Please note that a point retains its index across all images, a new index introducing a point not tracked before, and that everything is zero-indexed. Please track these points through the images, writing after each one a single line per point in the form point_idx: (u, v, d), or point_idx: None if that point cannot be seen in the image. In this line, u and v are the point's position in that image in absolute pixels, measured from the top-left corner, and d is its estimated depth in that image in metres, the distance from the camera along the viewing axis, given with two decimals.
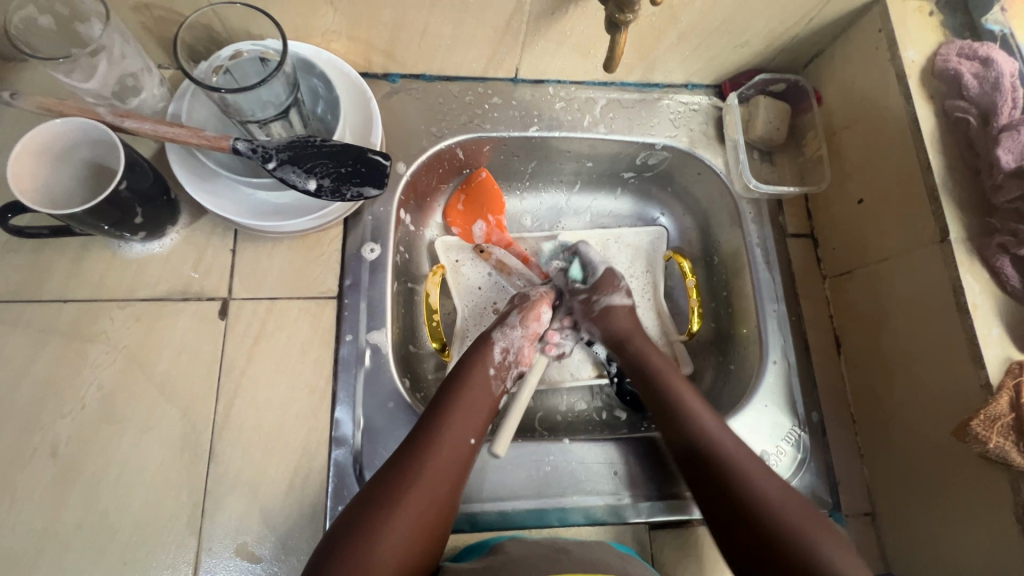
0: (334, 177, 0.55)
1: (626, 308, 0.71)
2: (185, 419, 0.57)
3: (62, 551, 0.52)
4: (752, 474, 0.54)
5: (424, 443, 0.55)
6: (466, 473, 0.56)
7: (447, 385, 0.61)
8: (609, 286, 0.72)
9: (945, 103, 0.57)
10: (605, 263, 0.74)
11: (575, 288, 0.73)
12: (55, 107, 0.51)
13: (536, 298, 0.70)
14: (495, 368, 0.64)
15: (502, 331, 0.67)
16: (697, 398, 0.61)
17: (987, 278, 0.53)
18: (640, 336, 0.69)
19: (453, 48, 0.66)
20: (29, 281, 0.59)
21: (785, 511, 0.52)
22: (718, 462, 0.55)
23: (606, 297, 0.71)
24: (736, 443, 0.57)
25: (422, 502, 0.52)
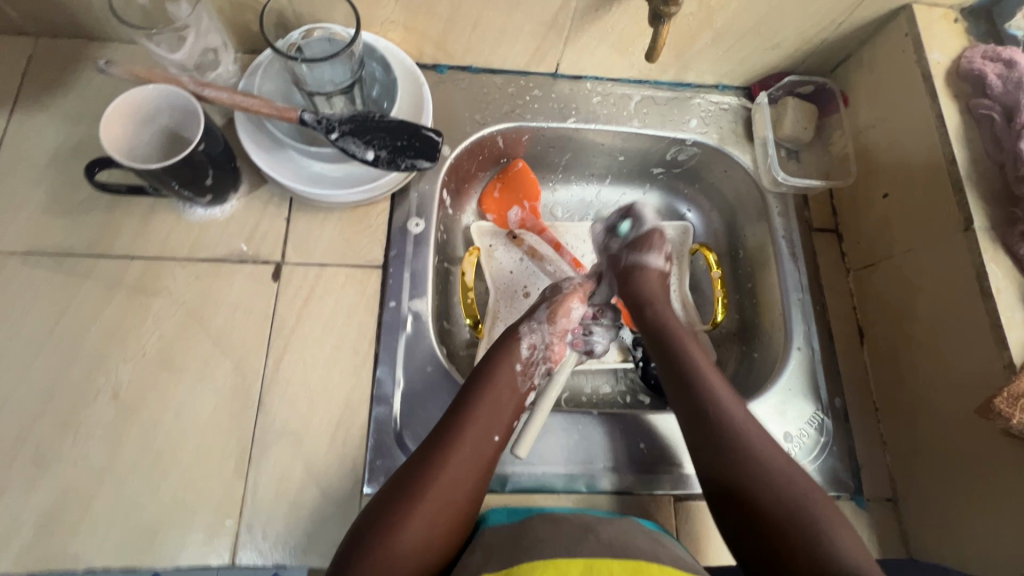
0: (391, 150, 0.59)
1: (659, 273, 0.73)
2: (236, 371, 0.60)
3: (119, 485, 0.55)
4: (767, 461, 0.55)
5: (448, 441, 0.56)
6: (489, 473, 0.57)
7: (473, 380, 0.61)
8: (647, 245, 0.74)
9: (969, 102, 0.60)
10: (654, 223, 0.77)
11: (613, 244, 0.77)
12: (144, 75, 0.56)
13: (566, 292, 0.71)
14: (522, 365, 0.64)
15: (529, 326, 0.67)
16: (719, 378, 0.62)
17: (1010, 265, 0.55)
18: (662, 302, 0.71)
19: (500, 42, 0.71)
20: (101, 237, 0.63)
21: (795, 496, 0.52)
22: (737, 452, 0.56)
23: (640, 255, 0.74)
24: (754, 426, 0.58)
25: (444, 496, 0.52)
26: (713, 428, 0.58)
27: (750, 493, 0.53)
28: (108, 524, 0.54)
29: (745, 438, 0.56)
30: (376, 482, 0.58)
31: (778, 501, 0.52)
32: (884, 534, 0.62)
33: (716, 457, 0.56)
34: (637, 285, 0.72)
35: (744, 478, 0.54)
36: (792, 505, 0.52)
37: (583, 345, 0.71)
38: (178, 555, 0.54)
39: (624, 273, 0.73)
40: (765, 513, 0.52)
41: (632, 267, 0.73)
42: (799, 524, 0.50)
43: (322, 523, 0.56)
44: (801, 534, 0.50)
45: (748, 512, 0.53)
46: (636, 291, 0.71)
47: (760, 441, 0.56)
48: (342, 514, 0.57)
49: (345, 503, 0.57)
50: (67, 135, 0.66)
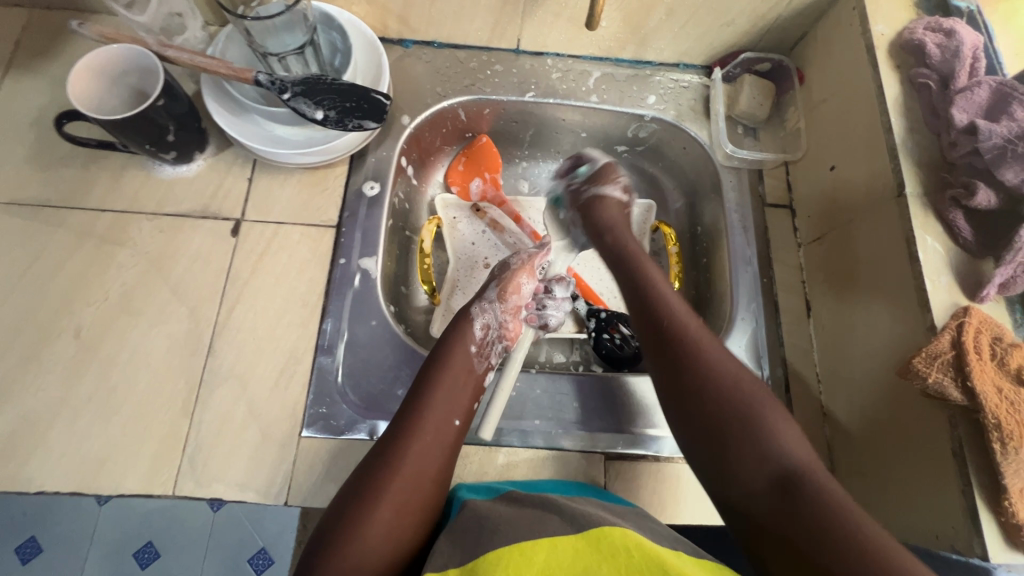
0: (339, 110, 0.63)
1: (619, 203, 0.74)
2: (191, 317, 0.64)
3: (75, 416, 0.59)
4: (719, 357, 0.55)
5: (407, 430, 0.54)
6: (453, 455, 0.56)
7: (428, 367, 0.60)
8: (603, 179, 0.75)
9: (910, 72, 0.60)
10: (607, 160, 0.78)
11: (575, 180, 0.77)
12: (112, 37, 0.60)
13: (514, 268, 0.71)
14: (476, 346, 0.63)
15: (481, 306, 0.67)
16: (670, 288, 0.63)
17: (941, 231, 0.55)
18: (623, 226, 0.72)
19: (459, 16, 0.74)
20: (74, 191, 0.67)
21: (744, 387, 0.53)
22: (681, 338, 0.57)
23: (600, 188, 0.74)
24: (708, 335, 0.58)
25: (410, 483, 0.51)
26: (676, 333, 0.58)
27: (703, 398, 0.53)
28: (62, 451, 0.58)
29: (695, 343, 0.57)
30: (314, 426, 0.60)
31: (737, 407, 0.52)
32: None
33: (676, 356, 0.56)
34: (597, 217, 0.73)
35: (699, 381, 0.54)
36: (743, 400, 0.52)
37: (537, 321, 0.71)
38: (124, 483, 0.57)
39: (581, 207, 0.74)
40: (718, 397, 0.53)
41: (592, 198, 0.74)
42: (749, 414, 0.51)
43: (260, 462, 0.59)
44: (749, 432, 0.50)
45: (699, 409, 0.53)
46: (595, 224, 0.72)
47: (733, 364, 0.55)
48: (280, 455, 0.59)
49: (283, 443, 0.60)
50: (52, 98, 0.71)
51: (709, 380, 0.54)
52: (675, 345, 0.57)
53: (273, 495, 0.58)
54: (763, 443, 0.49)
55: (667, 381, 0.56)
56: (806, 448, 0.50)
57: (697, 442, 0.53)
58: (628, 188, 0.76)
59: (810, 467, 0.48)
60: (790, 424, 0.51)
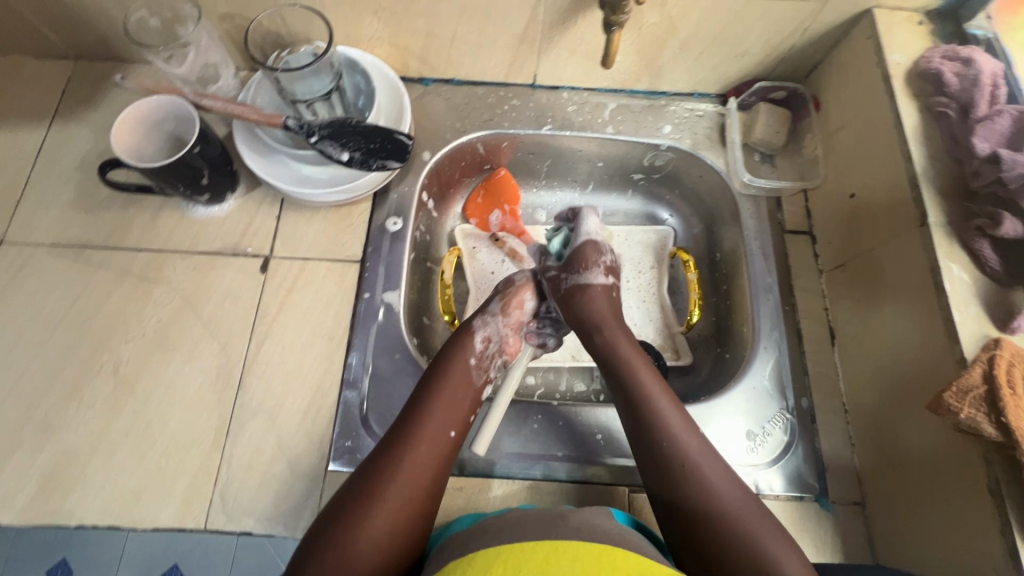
0: (364, 152, 0.66)
1: (602, 288, 0.67)
2: (222, 353, 0.66)
3: (113, 450, 0.61)
4: (718, 487, 0.53)
5: (405, 439, 0.55)
6: (448, 466, 0.57)
7: (427, 380, 0.60)
8: (583, 263, 0.67)
9: (928, 100, 0.60)
10: (592, 235, 0.69)
11: (547, 266, 0.70)
12: (152, 89, 0.64)
13: (519, 285, 0.69)
14: (476, 359, 0.63)
15: (483, 319, 0.66)
16: (669, 399, 0.59)
17: (967, 260, 0.54)
18: (613, 323, 0.65)
19: (478, 56, 0.76)
20: (115, 232, 0.71)
21: (733, 509, 0.51)
22: (685, 473, 0.53)
23: (580, 276, 0.67)
24: (709, 453, 0.55)
25: (404, 492, 0.52)
26: (678, 463, 0.54)
27: (701, 523, 0.51)
28: (100, 485, 0.60)
29: (692, 470, 0.54)
30: (340, 459, 0.61)
31: (736, 531, 0.50)
32: (851, 538, 0.60)
33: (677, 488, 0.53)
34: (582, 310, 0.65)
35: (699, 515, 0.51)
36: (745, 538, 0.50)
37: (536, 340, 0.70)
38: (158, 516, 0.59)
39: (565, 298, 0.66)
40: (716, 526, 0.51)
41: (575, 288, 0.66)
42: (749, 545, 0.49)
43: (288, 495, 0.60)
44: (744, 559, 0.49)
45: (698, 532, 0.51)
46: (581, 318, 0.65)
47: (733, 486, 0.53)
48: (307, 488, 0.60)
49: (310, 477, 0.61)
50: (95, 144, 0.75)
51: (708, 514, 0.51)
52: (682, 478, 0.53)
53: (300, 529, 0.59)
54: (763, 574, 0.48)
55: (668, 503, 0.54)
56: (805, 574, 0.48)
57: (695, 550, 0.51)
58: (614, 268, 0.69)
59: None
60: (793, 552, 0.49)
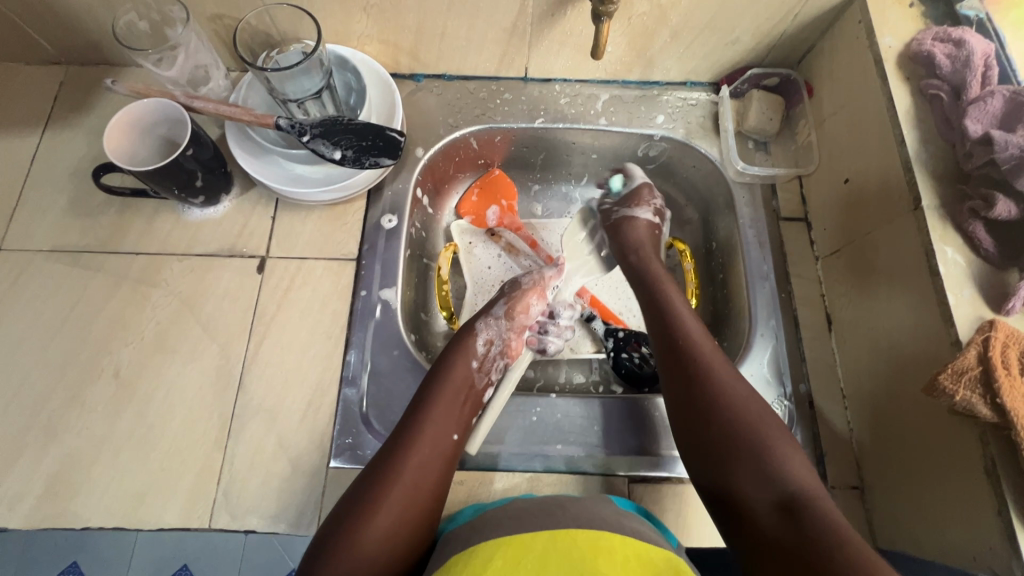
0: (356, 149, 0.66)
1: (648, 224, 0.78)
2: (222, 353, 0.66)
3: (116, 452, 0.62)
4: (737, 391, 0.57)
5: (409, 441, 0.57)
6: (450, 468, 0.58)
7: (429, 383, 0.62)
8: (636, 200, 0.80)
9: (921, 83, 0.60)
10: (645, 180, 0.83)
11: (604, 202, 0.83)
12: (144, 92, 0.64)
13: (524, 287, 0.74)
14: (478, 361, 0.66)
15: (485, 321, 0.70)
16: (691, 312, 0.66)
17: (961, 243, 0.54)
18: (648, 249, 0.75)
19: (468, 50, 0.76)
20: (111, 236, 0.71)
21: (750, 413, 0.55)
22: (705, 380, 0.58)
23: (632, 208, 0.79)
24: (733, 372, 0.59)
25: (408, 492, 0.54)
26: (694, 365, 0.59)
27: (709, 403, 0.56)
28: (105, 487, 0.60)
29: (709, 382, 0.57)
30: (341, 457, 0.62)
31: (750, 430, 0.54)
32: (849, 522, 0.61)
33: (688, 390, 0.58)
34: (626, 237, 0.77)
35: (716, 408, 0.56)
36: (752, 424, 0.55)
37: (536, 344, 0.72)
38: (162, 516, 0.59)
39: (615, 225, 0.79)
40: (734, 427, 0.55)
41: (621, 219, 0.79)
42: (758, 442, 0.53)
43: (291, 493, 0.61)
44: (755, 442, 0.53)
45: (711, 421, 0.56)
46: (624, 245, 0.76)
47: (757, 405, 0.56)
48: (309, 485, 0.61)
49: (312, 474, 0.61)
50: (89, 148, 0.75)
51: (717, 399, 0.56)
52: (702, 383, 0.58)
53: (304, 526, 0.59)
54: (765, 469, 0.52)
55: (683, 398, 0.58)
56: (807, 473, 0.52)
57: (711, 435, 0.55)
58: (660, 209, 0.80)
59: (808, 495, 0.50)
60: (790, 441, 0.54)
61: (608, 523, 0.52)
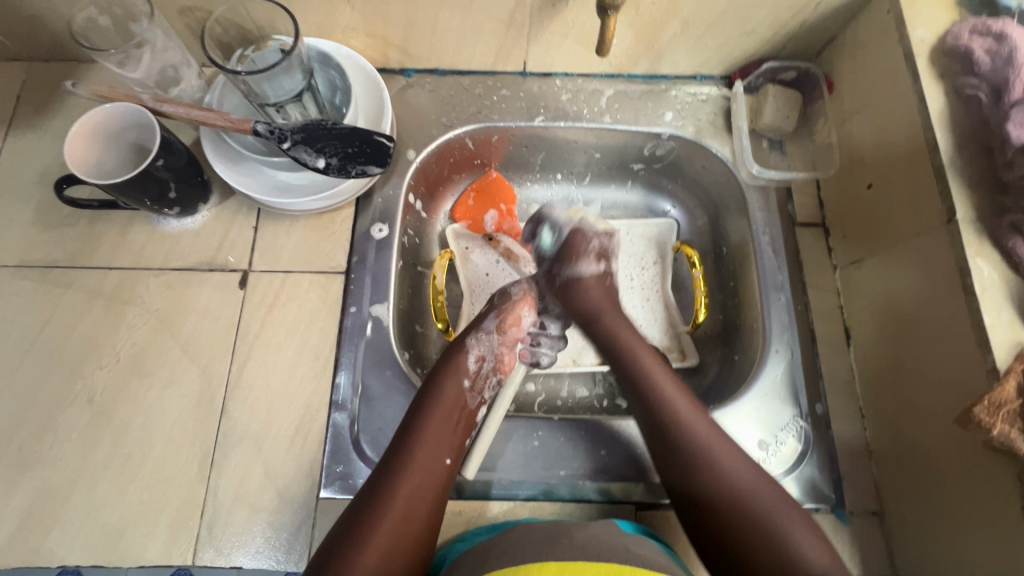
0: (341, 157, 0.62)
1: (594, 278, 0.70)
2: (203, 376, 0.62)
3: (93, 484, 0.58)
4: (728, 475, 0.53)
5: (397, 470, 0.53)
6: (443, 496, 0.54)
7: (418, 405, 0.58)
8: (575, 253, 0.70)
9: (956, 82, 0.55)
10: (573, 223, 0.72)
11: (543, 260, 0.73)
12: (108, 95, 0.58)
13: (515, 300, 0.68)
14: (470, 380, 0.61)
15: (476, 337, 0.64)
16: (678, 388, 0.59)
17: (999, 260, 0.50)
18: (610, 312, 0.67)
19: (462, 44, 0.70)
20: (82, 250, 0.66)
21: (758, 494, 0.52)
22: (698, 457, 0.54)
23: (572, 267, 0.70)
24: (717, 434, 0.56)
25: (398, 526, 0.50)
26: (692, 457, 0.54)
27: (711, 505, 0.52)
28: (82, 523, 0.57)
29: (699, 474, 0.54)
30: (332, 486, 0.59)
31: (758, 517, 0.51)
32: (869, 550, 0.58)
33: (688, 479, 0.54)
34: (581, 303, 0.68)
35: (713, 513, 0.52)
36: (760, 520, 0.51)
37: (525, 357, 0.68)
38: (143, 553, 0.56)
39: (561, 290, 0.69)
40: (733, 516, 0.51)
41: (568, 282, 0.69)
42: (771, 527, 0.50)
43: (279, 526, 0.57)
44: (763, 542, 0.50)
45: (716, 515, 0.52)
46: (578, 309, 0.68)
47: (741, 478, 0.53)
48: (299, 518, 0.58)
49: (301, 506, 0.58)
50: (55, 154, 0.70)
51: (721, 499, 0.52)
52: (693, 470, 0.54)
53: (294, 561, 0.56)
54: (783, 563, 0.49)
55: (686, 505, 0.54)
56: (827, 559, 0.49)
57: (711, 542, 0.52)
58: (603, 252, 0.72)
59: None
60: (805, 525, 0.51)
61: (621, 554, 0.48)
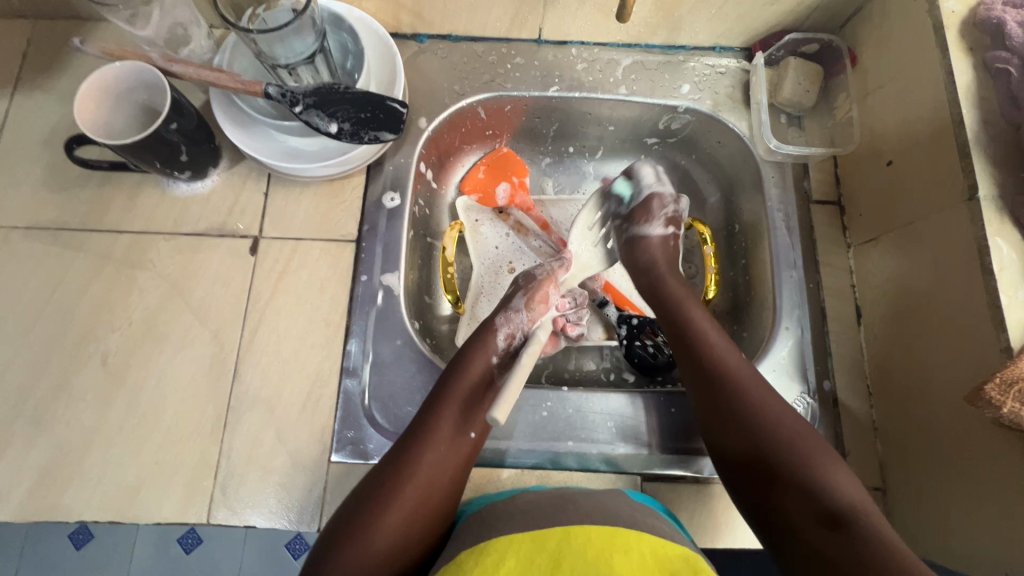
0: (354, 122, 0.61)
1: (661, 241, 0.68)
2: (215, 340, 0.62)
3: (108, 443, 0.59)
4: (782, 418, 0.53)
5: (424, 436, 0.54)
6: (467, 469, 0.55)
7: (445, 380, 0.58)
8: (646, 214, 0.69)
9: (985, 56, 0.54)
10: (653, 190, 0.70)
11: (617, 213, 0.72)
12: (116, 53, 0.58)
13: (541, 278, 0.67)
14: (499, 357, 0.60)
15: (505, 317, 0.63)
16: (720, 335, 0.59)
17: (1019, 238, 0.49)
18: (668, 267, 0.66)
19: (477, 8, 0.68)
20: (91, 213, 0.66)
21: (793, 432, 0.52)
22: (724, 379, 0.55)
23: (643, 225, 0.69)
24: (748, 368, 0.56)
25: (422, 490, 0.51)
26: (729, 402, 0.54)
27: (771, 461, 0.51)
28: (99, 481, 0.58)
29: (755, 421, 0.52)
30: (343, 451, 0.59)
31: (802, 463, 0.50)
32: None
33: (720, 399, 0.55)
34: (638, 257, 0.68)
35: (746, 420, 0.53)
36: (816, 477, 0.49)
37: (574, 330, 0.68)
38: (159, 511, 0.57)
39: (626, 244, 0.69)
40: (781, 459, 0.50)
41: (632, 241, 0.69)
42: (799, 465, 0.50)
43: (291, 488, 0.58)
44: (802, 469, 0.49)
45: (767, 463, 0.51)
46: (637, 264, 0.68)
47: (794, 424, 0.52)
48: (311, 480, 0.59)
49: (313, 468, 0.59)
50: (62, 115, 0.69)
51: (767, 437, 0.52)
52: (732, 402, 0.54)
53: (306, 522, 0.58)
54: (810, 492, 0.48)
55: (714, 415, 0.55)
56: (857, 488, 0.48)
57: (755, 468, 0.51)
58: (674, 219, 0.70)
59: (860, 510, 0.47)
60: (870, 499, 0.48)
61: (629, 520, 0.49)
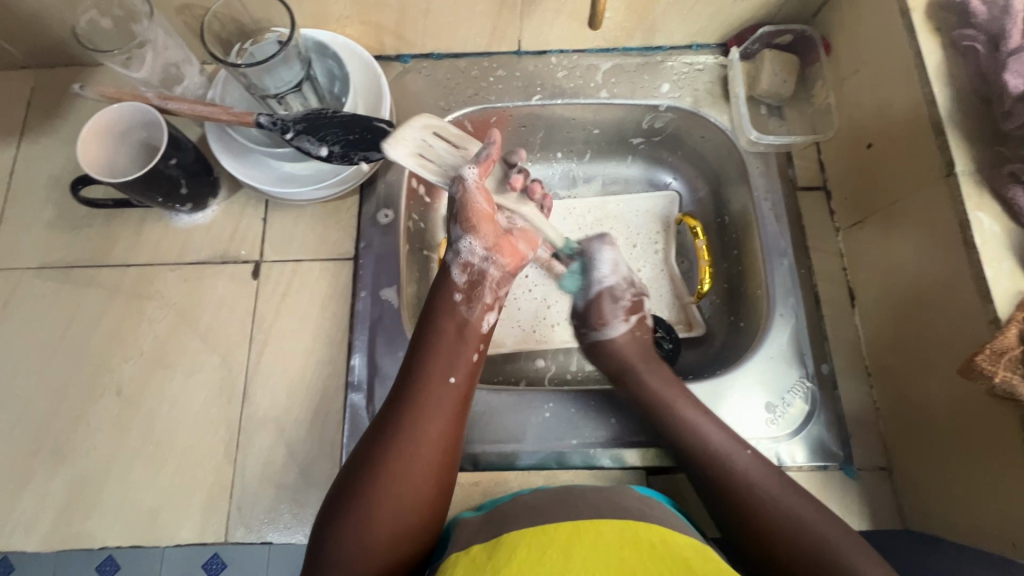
0: (343, 144, 0.63)
1: (627, 337, 0.66)
2: (223, 364, 0.64)
3: (127, 471, 0.61)
4: (786, 503, 0.53)
5: (406, 401, 0.53)
6: (457, 416, 0.54)
7: (418, 335, 0.58)
8: (602, 318, 0.67)
9: (952, 35, 0.54)
10: (608, 277, 0.69)
11: (576, 315, 0.70)
12: (113, 95, 0.61)
13: (462, 195, 0.60)
14: (463, 293, 0.60)
15: (455, 254, 0.61)
16: (711, 419, 0.58)
17: (999, 211, 0.50)
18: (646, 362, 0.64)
19: (456, 25, 0.71)
20: (99, 251, 0.69)
21: (800, 512, 0.52)
22: (715, 466, 0.56)
23: (603, 330, 0.67)
24: (740, 448, 0.56)
25: (414, 452, 0.51)
26: (731, 484, 0.55)
27: (751, 518, 0.53)
28: (119, 506, 0.60)
29: (752, 500, 0.53)
30: None
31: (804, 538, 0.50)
32: (878, 504, 0.59)
33: (721, 481, 0.55)
34: (608, 358, 0.66)
35: (750, 511, 0.53)
36: (815, 540, 0.50)
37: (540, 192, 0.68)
38: (178, 533, 0.59)
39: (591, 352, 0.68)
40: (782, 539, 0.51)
41: (597, 343, 0.67)
42: (802, 543, 0.50)
43: (305, 502, 0.60)
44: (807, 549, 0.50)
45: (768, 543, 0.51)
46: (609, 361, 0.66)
47: (801, 500, 0.53)
48: (324, 494, 0.60)
49: (324, 482, 0.60)
50: (68, 157, 0.72)
51: (761, 514, 0.53)
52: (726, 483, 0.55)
53: None
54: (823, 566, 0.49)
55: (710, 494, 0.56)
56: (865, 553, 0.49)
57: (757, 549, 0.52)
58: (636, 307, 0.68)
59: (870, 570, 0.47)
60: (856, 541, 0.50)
61: (639, 512, 0.50)
